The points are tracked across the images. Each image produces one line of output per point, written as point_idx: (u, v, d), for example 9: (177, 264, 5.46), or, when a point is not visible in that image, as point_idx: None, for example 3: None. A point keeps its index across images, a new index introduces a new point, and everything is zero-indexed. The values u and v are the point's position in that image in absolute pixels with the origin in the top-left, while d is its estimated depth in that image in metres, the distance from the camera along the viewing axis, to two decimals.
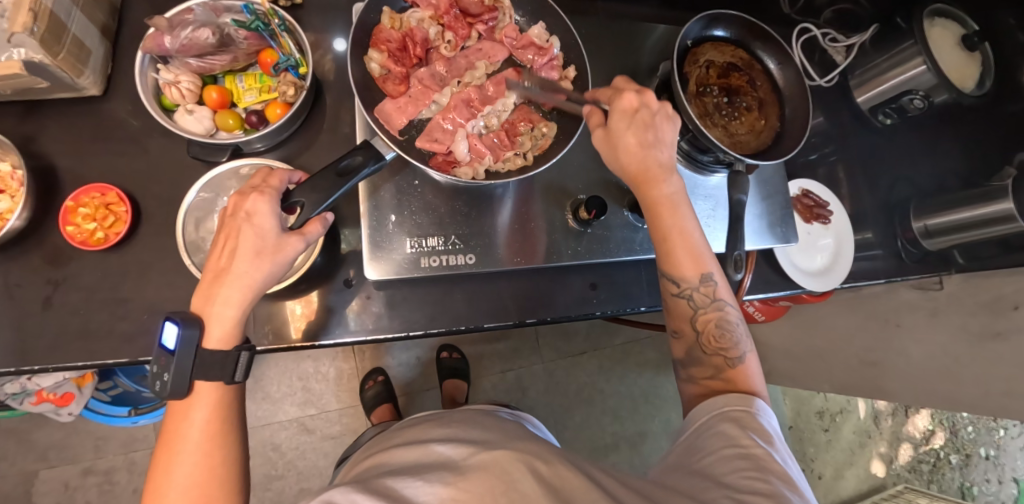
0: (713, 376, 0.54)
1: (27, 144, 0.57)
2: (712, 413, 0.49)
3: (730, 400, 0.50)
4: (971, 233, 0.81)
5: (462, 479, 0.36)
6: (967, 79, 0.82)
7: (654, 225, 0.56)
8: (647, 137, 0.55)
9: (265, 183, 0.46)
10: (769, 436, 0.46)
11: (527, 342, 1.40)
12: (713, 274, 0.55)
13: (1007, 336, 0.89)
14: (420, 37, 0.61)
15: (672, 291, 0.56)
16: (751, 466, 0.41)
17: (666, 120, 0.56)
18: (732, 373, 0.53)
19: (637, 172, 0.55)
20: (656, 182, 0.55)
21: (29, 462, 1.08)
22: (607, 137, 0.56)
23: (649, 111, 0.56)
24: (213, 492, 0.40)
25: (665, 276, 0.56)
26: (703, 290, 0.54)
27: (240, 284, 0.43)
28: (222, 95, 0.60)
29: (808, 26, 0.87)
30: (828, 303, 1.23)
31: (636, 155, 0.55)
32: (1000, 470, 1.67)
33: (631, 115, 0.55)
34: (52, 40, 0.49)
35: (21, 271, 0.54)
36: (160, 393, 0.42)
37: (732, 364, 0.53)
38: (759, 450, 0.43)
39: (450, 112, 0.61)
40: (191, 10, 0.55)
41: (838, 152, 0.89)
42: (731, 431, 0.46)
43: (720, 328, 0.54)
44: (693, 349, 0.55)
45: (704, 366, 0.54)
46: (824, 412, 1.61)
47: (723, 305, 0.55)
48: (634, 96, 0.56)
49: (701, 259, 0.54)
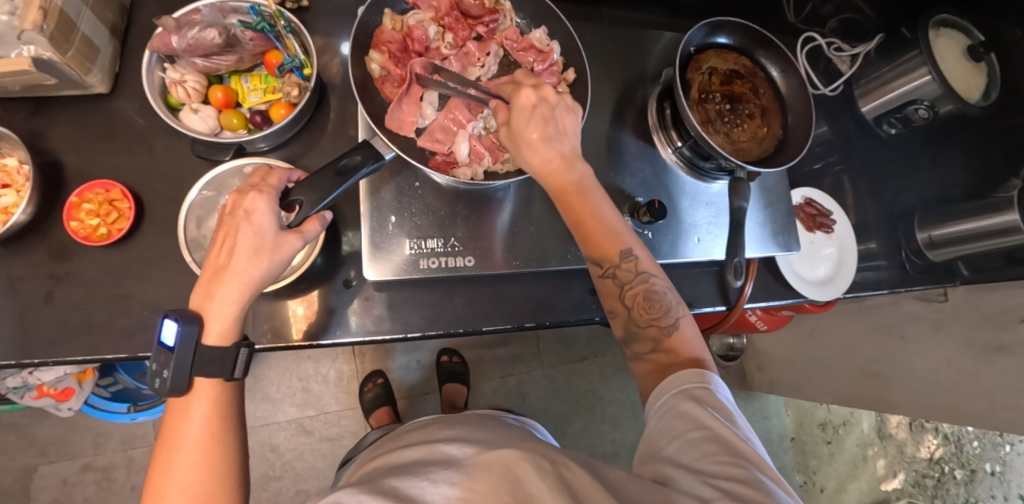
0: (654, 348, 0.53)
1: (34, 140, 0.58)
2: (674, 391, 0.47)
3: (685, 375, 0.48)
4: (974, 245, 0.81)
5: (469, 478, 0.36)
6: (973, 89, 0.82)
7: (567, 212, 0.54)
8: (548, 131, 0.51)
9: (264, 182, 0.47)
10: (728, 412, 0.45)
11: (527, 347, 1.40)
12: (630, 248, 0.54)
13: (1013, 350, 0.87)
14: (420, 35, 0.62)
15: (598, 273, 0.55)
16: (720, 450, 0.41)
17: (567, 113, 0.53)
18: (670, 342, 0.52)
19: (542, 165, 0.52)
20: (563, 169, 0.52)
21: (28, 458, 1.09)
22: (510, 135, 0.52)
23: (549, 105, 0.52)
24: (214, 491, 0.41)
25: (588, 259, 0.55)
26: (624, 266, 0.54)
27: (238, 281, 0.43)
28: (227, 95, 0.61)
29: (813, 35, 0.87)
30: (831, 314, 1.23)
31: (536, 150, 0.52)
32: (1005, 487, 1.53)
33: (529, 112, 0.51)
34: (62, 38, 0.50)
35: (24, 265, 0.55)
36: (160, 390, 0.42)
37: (668, 332, 0.53)
38: (725, 430, 0.42)
39: (447, 112, 0.61)
40: (198, 11, 0.56)
41: (842, 161, 0.88)
42: (692, 410, 0.44)
43: (648, 299, 0.53)
44: (629, 325, 0.54)
45: (642, 341, 0.53)
46: (827, 424, 1.62)
47: (647, 276, 0.54)
48: (532, 93, 0.52)
49: (616, 236, 0.54)
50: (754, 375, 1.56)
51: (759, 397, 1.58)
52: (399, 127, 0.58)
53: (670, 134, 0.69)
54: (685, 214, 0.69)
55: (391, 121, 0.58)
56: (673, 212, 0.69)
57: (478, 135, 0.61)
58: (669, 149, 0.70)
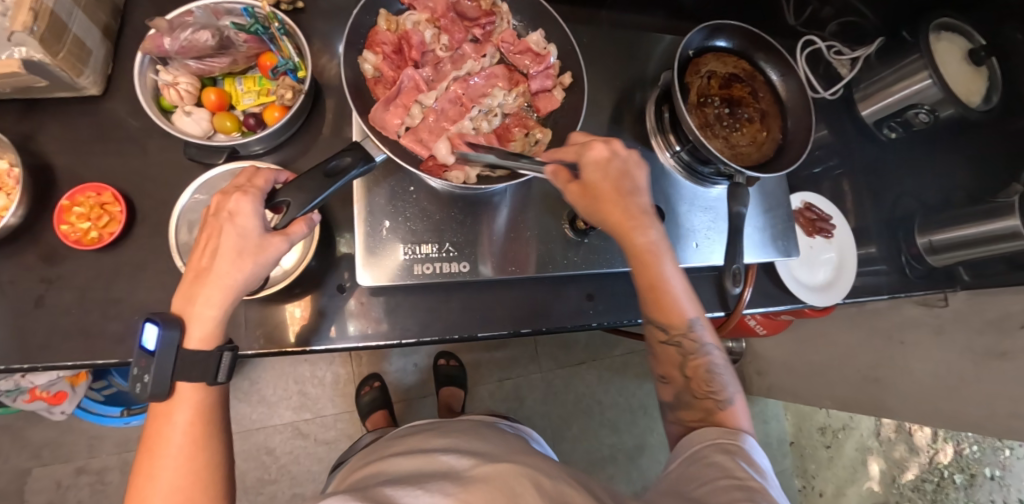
0: (704, 419, 0.53)
1: (26, 142, 0.57)
2: (705, 443, 0.50)
3: (720, 432, 0.50)
4: (976, 250, 0.79)
5: (464, 490, 0.36)
6: (974, 93, 0.81)
7: (638, 274, 0.55)
8: (625, 186, 0.53)
9: (249, 183, 0.46)
10: (760, 467, 0.46)
11: (525, 351, 1.39)
12: (695, 319, 0.56)
13: (1015, 356, 0.86)
14: (416, 40, 0.61)
15: (660, 339, 0.56)
16: (746, 497, 0.41)
17: (638, 167, 0.55)
18: (721, 416, 0.53)
19: (622, 221, 0.53)
20: (639, 229, 0.53)
21: (22, 460, 1.08)
22: (583, 191, 0.53)
23: (622, 160, 0.53)
24: (197, 494, 0.40)
25: (653, 323, 0.56)
26: (688, 336, 0.55)
27: (219, 284, 0.42)
28: (220, 97, 0.60)
29: (813, 38, 0.87)
30: (831, 319, 1.22)
31: (617, 206, 0.53)
32: (1006, 491, 1.41)
33: (603, 165, 0.52)
34: (53, 39, 0.50)
35: (14, 269, 0.54)
36: (140, 395, 0.41)
37: (722, 407, 0.53)
38: (755, 482, 0.43)
39: (428, 114, 0.60)
40: (191, 12, 0.55)
41: (843, 166, 0.88)
42: (726, 461, 0.46)
43: (707, 373, 0.55)
44: (682, 393, 0.55)
45: (693, 410, 0.54)
46: (825, 429, 1.68)
47: (708, 349, 0.55)
48: (606, 146, 0.53)
49: (680, 307, 0.55)
50: (753, 378, 1.55)
51: (757, 401, 1.58)
52: (383, 127, 0.57)
53: (668, 138, 0.69)
54: (684, 218, 0.69)
55: (373, 121, 0.57)
56: (672, 218, 0.68)
57: (466, 134, 0.60)
58: (669, 154, 0.69)
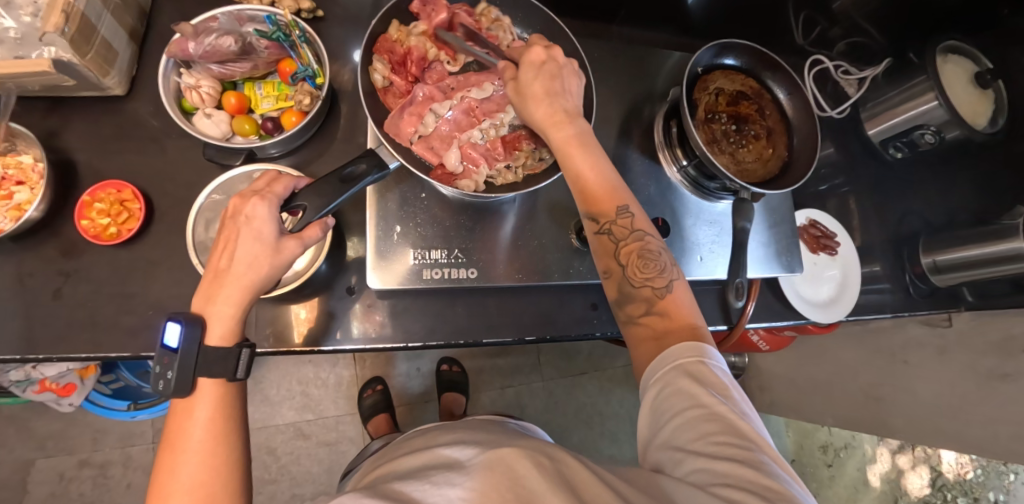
0: (647, 311, 0.50)
1: (50, 139, 0.59)
2: (669, 366, 0.45)
3: (682, 350, 0.45)
4: (980, 272, 0.79)
5: (471, 479, 0.37)
6: (980, 116, 0.82)
7: (564, 165, 0.53)
8: (554, 86, 0.53)
9: (268, 189, 0.47)
10: (725, 387, 0.43)
11: (528, 360, 1.40)
12: (629, 205, 0.52)
13: (1017, 378, 0.86)
14: (417, 56, 0.62)
15: (594, 230, 0.53)
16: (720, 429, 0.40)
17: (572, 74, 0.55)
18: (663, 304, 0.50)
19: (546, 117, 0.53)
20: (563, 122, 0.53)
21: (27, 451, 1.09)
22: (517, 89, 0.54)
23: (556, 64, 0.54)
24: (217, 491, 0.41)
25: (586, 215, 0.53)
26: (620, 221, 0.52)
27: (238, 284, 0.44)
28: (240, 101, 0.62)
29: (821, 58, 0.89)
30: (834, 337, 1.22)
31: (541, 103, 0.53)
32: None
33: (538, 66, 0.54)
34: (82, 41, 0.52)
35: (34, 262, 0.56)
36: (163, 391, 0.43)
37: (661, 294, 0.50)
38: (723, 408, 0.41)
39: (441, 125, 0.61)
40: (216, 18, 0.57)
41: (848, 184, 0.89)
42: (688, 387, 0.43)
43: (643, 258, 0.51)
44: (623, 285, 0.52)
45: (637, 302, 0.51)
46: (828, 446, 1.60)
47: (643, 233, 0.52)
48: (542, 50, 0.54)
49: (615, 192, 0.52)
50: (756, 394, 1.54)
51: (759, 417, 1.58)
52: (396, 134, 0.58)
53: (675, 152, 0.70)
54: (689, 232, 0.70)
55: (389, 127, 0.58)
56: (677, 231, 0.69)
57: (474, 143, 0.62)
58: (675, 168, 0.70)
